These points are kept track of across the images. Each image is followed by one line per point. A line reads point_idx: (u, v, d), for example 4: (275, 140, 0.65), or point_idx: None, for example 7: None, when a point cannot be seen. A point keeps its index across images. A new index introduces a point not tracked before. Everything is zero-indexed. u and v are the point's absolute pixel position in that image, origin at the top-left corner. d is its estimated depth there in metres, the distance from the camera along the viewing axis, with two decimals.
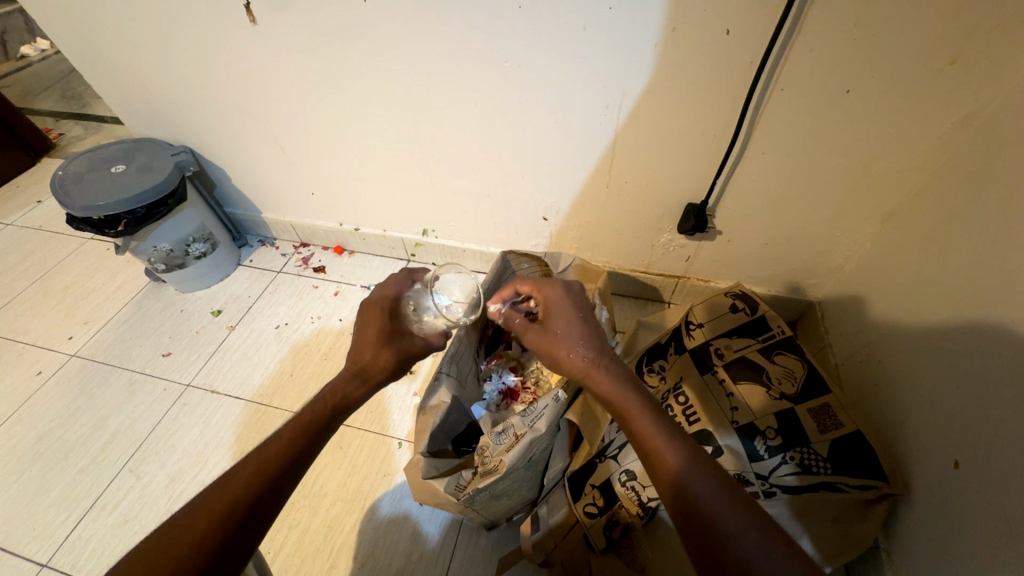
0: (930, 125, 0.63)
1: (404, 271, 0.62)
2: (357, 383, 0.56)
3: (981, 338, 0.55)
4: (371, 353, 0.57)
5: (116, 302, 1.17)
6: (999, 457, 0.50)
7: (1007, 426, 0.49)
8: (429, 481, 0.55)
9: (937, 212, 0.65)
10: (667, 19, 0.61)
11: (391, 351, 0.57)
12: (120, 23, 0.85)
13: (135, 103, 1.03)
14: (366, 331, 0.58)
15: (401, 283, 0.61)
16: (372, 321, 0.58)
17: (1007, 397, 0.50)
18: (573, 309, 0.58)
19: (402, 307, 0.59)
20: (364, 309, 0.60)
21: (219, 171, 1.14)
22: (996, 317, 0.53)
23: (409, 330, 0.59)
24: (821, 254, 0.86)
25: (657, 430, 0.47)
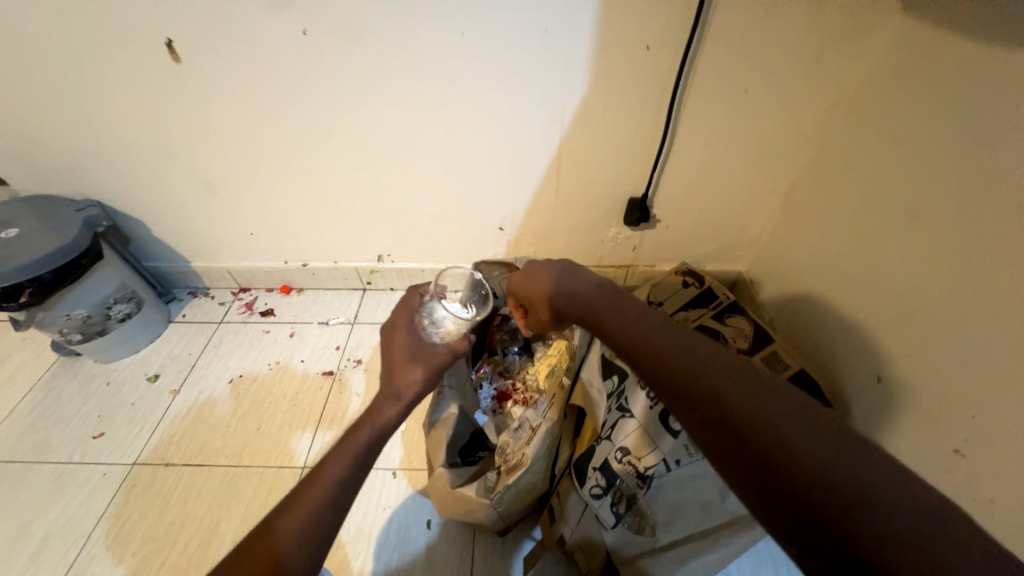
0: (809, 111, 0.78)
1: (409, 291, 0.61)
2: (393, 402, 0.51)
3: (875, 277, 0.69)
4: (399, 369, 0.54)
5: (18, 388, 1.00)
6: (907, 365, 0.63)
7: (910, 340, 0.62)
8: (459, 489, 0.56)
9: (824, 183, 0.80)
10: (596, 39, 0.69)
11: (419, 364, 0.54)
12: (7, 69, 0.76)
13: (22, 156, 0.90)
14: (391, 353, 0.56)
15: (414, 301, 0.60)
16: (393, 340, 0.57)
17: (904, 317, 0.63)
18: (527, 269, 0.64)
19: (418, 320, 0.59)
20: (385, 334, 0.58)
21: (135, 222, 1.03)
22: (885, 258, 0.67)
23: (430, 343, 0.57)
24: (742, 229, 1.00)
25: (641, 332, 0.45)
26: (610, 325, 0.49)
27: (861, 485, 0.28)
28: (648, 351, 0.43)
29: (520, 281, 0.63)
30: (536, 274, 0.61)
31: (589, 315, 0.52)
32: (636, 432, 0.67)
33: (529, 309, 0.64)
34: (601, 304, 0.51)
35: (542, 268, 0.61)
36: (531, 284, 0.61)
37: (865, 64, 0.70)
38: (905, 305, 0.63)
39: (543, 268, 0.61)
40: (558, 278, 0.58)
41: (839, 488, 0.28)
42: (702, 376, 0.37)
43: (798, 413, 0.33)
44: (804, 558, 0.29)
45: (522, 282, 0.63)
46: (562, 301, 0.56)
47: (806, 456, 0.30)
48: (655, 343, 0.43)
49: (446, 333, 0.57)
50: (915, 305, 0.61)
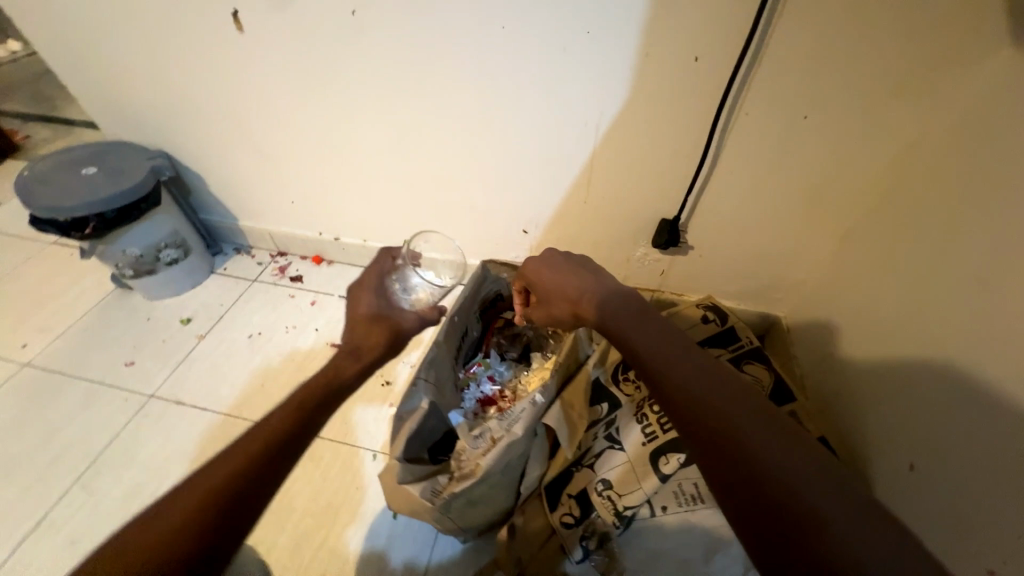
0: (879, 149, 0.68)
1: (381, 254, 0.61)
2: (353, 360, 0.52)
3: (925, 349, 0.59)
4: (363, 329, 0.56)
5: (78, 309, 1.12)
6: (948, 458, 0.53)
7: (953, 428, 0.53)
8: (406, 486, 0.53)
9: (886, 234, 0.70)
10: (640, 45, 0.65)
11: (384, 326, 0.56)
12: (105, 26, 0.85)
13: (112, 106, 1.01)
14: (356, 311, 0.57)
15: (384, 265, 0.61)
16: (360, 301, 0.58)
17: (951, 400, 0.53)
18: (552, 262, 0.60)
19: (387, 283, 0.60)
20: (353, 294, 0.59)
21: (196, 178, 1.12)
22: (939, 329, 0.57)
23: (398, 307, 0.58)
24: (786, 270, 0.91)
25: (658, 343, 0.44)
26: (627, 331, 0.47)
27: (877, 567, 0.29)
28: (659, 367, 0.43)
29: (542, 275, 0.60)
30: (562, 271, 0.58)
31: (608, 318, 0.50)
32: (621, 467, 0.68)
33: (546, 304, 0.60)
34: (623, 310, 0.49)
35: (562, 261, 0.59)
36: (549, 278, 0.59)
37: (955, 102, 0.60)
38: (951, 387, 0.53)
39: (570, 266, 0.58)
40: (579, 275, 0.56)
41: (852, 564, 0.29)
42: (731, 424, 0.37)
43: (826, 481, 0.33)
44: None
45: (544, 275, 0.60)
46: (587, 304, 0.53)
47: (811, 505, 0.32)
48: (669, 361, 0.43)
49: (420, 299, 0.59)
50: (963, 387, 0.52)
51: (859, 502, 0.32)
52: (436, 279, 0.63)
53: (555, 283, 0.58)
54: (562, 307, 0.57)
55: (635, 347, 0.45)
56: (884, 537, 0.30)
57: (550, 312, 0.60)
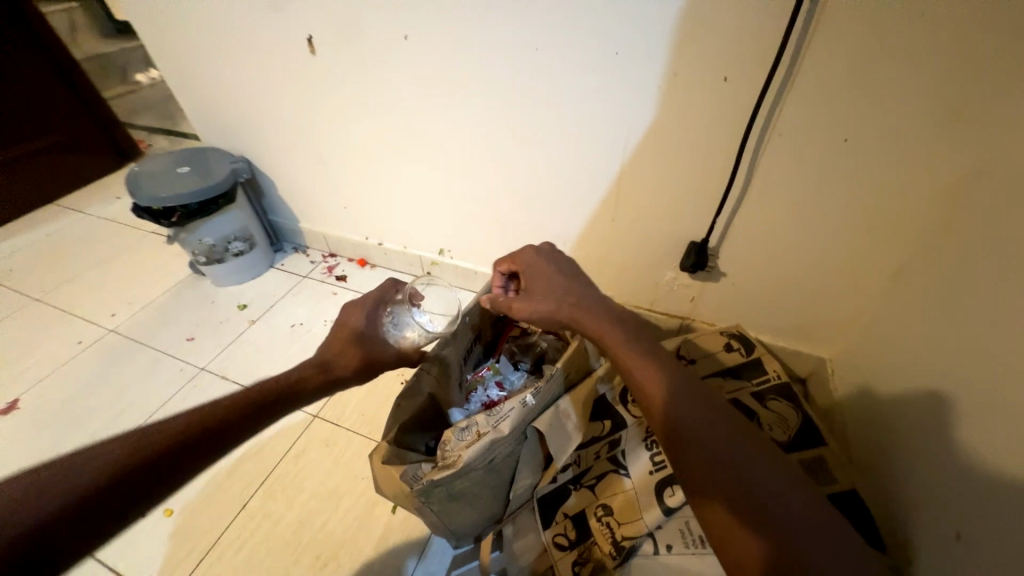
0: (934, 177, 0.62)
1: (386, 282, 0.66)
2: (319, 373, 0.60)
3: (981, 399, 0.51)
4: (341, 348, 0.63)
5: (159, 288, 1.29)
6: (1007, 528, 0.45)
7: (1007, 491, 0.45)
8: (387, 467, 0.52)
9: (940, 270, 0.63)
10: (668, 65, 0.66)
11: (358, 352, 0.63)
12: (210, 50, 1.01)
13: (209, 118, 1.19)
14: (340, 329, 0.64)
15: (385, 292, 0.66)
16: (350, 319, 0.65)
17: (1007, 458, 0.46)
18: (560, 266, 0.58)
19: (382, 313, 0.65)
20: (342, 312, 0.66)
21: (268, 182, 1.27)
22: (998, 378, 0.49)
23: (381, 339, 0.64)
24: (829, 306, 0.84)
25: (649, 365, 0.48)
26: (617, 349, 0.50)
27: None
28: (648, 391, 0.47)
29: (541, 271, 0.57)
30: (569, 278, 0.56)
31: (599, 332, 0.52)
32: (624, 494, 0.66)
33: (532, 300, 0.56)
34: (617, 326, 0.51)
35: (562, 264, 0.58)
36: (551, 278, 0.56)
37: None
38: (1008, 443, 0.46)
39: (576, 276, 0.57)
40: (576, 282, 0.56)
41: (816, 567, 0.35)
42: (727, 453, 0.41)
43: (809, 512, 0.38)
44: None
45: (548, 276, 0.57)
46: (589, 316, 0.52)
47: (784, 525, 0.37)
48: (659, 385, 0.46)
49: (401, 341, 0.63)
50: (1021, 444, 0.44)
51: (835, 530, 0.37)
52: (430, 320, 0.66)
53: (556, 284, 0.56)
54: (556, 308, 0.54)
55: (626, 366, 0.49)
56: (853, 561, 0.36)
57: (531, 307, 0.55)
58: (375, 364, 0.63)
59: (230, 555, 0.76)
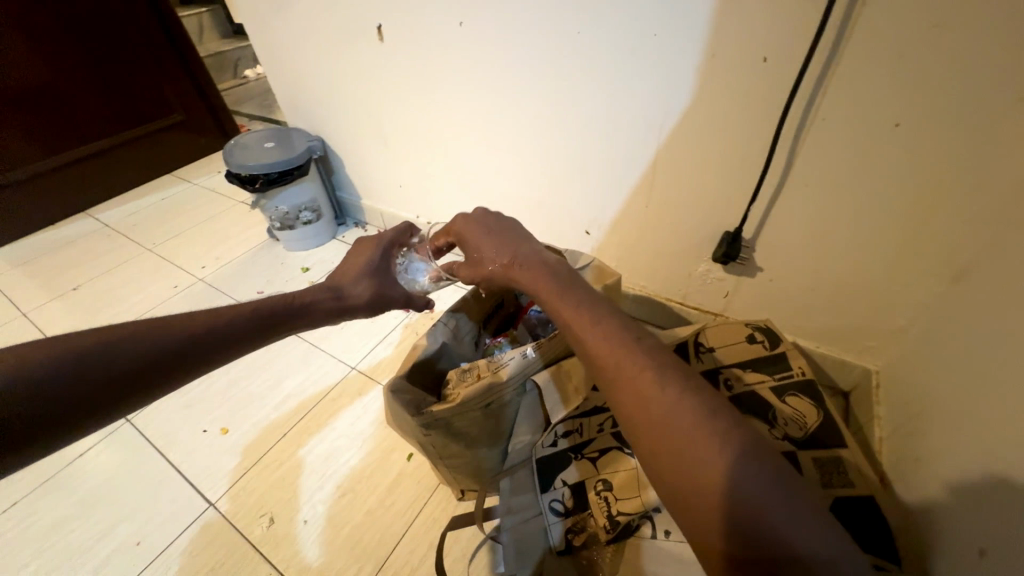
0: (1001, 169, 0.56)
1: (402, 226, 0.76)
2: (332, 297, 0.63)
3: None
4: (353, 277, 0.67)
5: (241, 248, 1.48)
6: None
7: None
8: (391, 396, 0.57)
9: (1000, 273, 0.57)
10: (707, 47, 0.66)
11: (371, 285, 0.67)
12: (298, 39, 1.15)
13: (293, 102, 1.34)
14: (354, 259, 0.70)
15: (399, 232, 0.76)
16: (363, 254, 0.71)
17: None
18: (496, 229, 0.57)
19: (392, 254, 0.74)
20: (359, 244, 0.73)
21: (338, 160, 1.41)
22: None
23: (392, 277, 0.71)
24: (877, 312, 0.78)
25: (575, 309, 0.42)
26: (547, 298, 0.45)
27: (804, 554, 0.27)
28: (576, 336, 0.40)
29: (475, 235, 0.58)
30: (501, 235, 0.55)
31: (531, 285, 0.48)
32: (627, 472, 0.67)
33: (476, 266, 0.57)
34: (545, 275, 0.47)
35: (494, 223, 0.58)
36: (483, 238, 0.56)
37: None
38: None
39: (512, 236, 0.55)
40: (505, 239, 0.55)
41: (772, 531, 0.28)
42: (648, 397, 0.33)
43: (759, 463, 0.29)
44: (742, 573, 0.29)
45: (484, 240, 0.56)
46: (519, 270, 0.50)
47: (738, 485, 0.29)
48: (586, 329, 0.40)
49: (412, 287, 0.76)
50: None
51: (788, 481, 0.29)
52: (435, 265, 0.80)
53: (487, 244, 0.55)
54: (492, 269, 0.53)
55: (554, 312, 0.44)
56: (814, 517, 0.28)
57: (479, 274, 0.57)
58: (386, 298, 0.69)
59: (268, 473, 0.86)
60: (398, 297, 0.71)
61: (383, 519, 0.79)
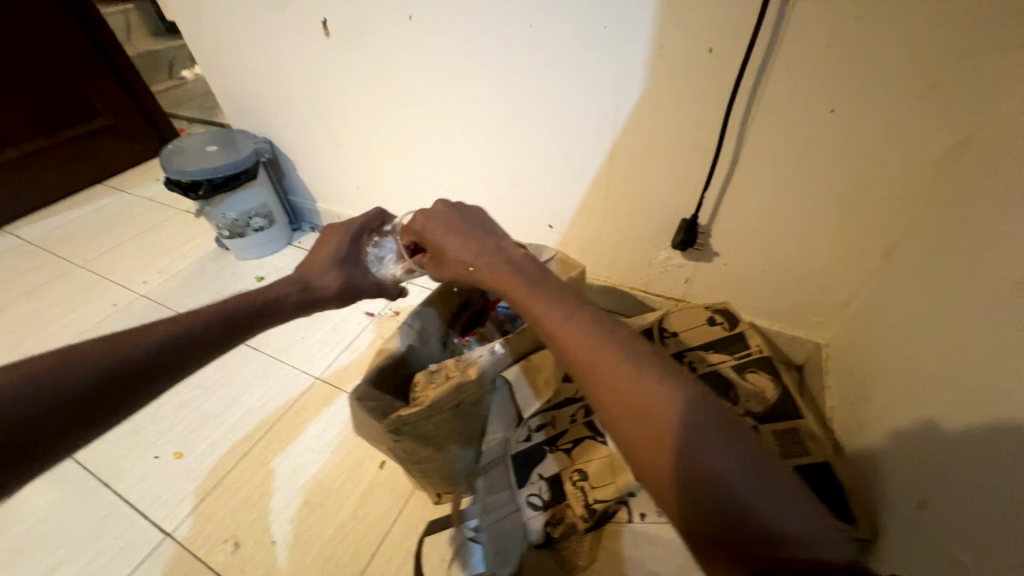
0: (923, 149, 0.61)
1: (373, 213, 0.73)
2: (298, 290, 0.62)
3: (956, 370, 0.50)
4: (320, 267, 0.66)
5: (187, 259, 1.39)
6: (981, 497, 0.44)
7: (971, 454, 0.44)
8: (358, 404, 0.56)
9: (929, 245, 0.62)
10: (653, 39, 0.67)
11: (339, 274, 0.66)
12: (235, 35, 1.08)
13: (235, 102, 1.27)
14: (321, 250, 0.68)
15: (371, 217, 0.73)
16: (331, 243, 0.69)
17: (974, 427, 0.45)
18: (460, 225, 0.54)
19: (364, 242, 0.72)
20: (326, 233, 0.70)
21: (289, 163, 1.35)
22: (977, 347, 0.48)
23: (361, 266, 0.69)
24: (823, 289, 0.83)
25: (541, 303, 0.40)
26: (514, 295, 0.43)
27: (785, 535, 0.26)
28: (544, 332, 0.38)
29: (435, 235, 0.55)
30: (462, 231, 0.52)
31: (496, 282, 0.46)
32: (601, 460, 0.67)
33: (445, 267, 0.55)
34: (510, 271, 0.45)
35: (453, 218, 0.54)
36: (444, 237, 0.53)
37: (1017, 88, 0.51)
38: (978, 410, 0.45)
39: (477, 231, 0.52)
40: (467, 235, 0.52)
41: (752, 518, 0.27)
42: (624, 390, 0.31)
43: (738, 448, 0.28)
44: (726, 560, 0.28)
45: (449, 238, 0.53)
46: (486, 269, 0.47)
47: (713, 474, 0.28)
48: (554, 324, 0.38)
49: (382, 275, 0.71)
50: (990, 407, 0.43)
51: (769, 463, 0.28)
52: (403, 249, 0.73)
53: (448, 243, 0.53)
54: (460, 270, 0.52)
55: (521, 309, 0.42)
56: (797, 496, 0.27)
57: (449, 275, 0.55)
58: (356, 289, 0.67)
59: (229, 494, 0.82)
60: (369, 287, 0.69)
61: (356, 530, 0.76)
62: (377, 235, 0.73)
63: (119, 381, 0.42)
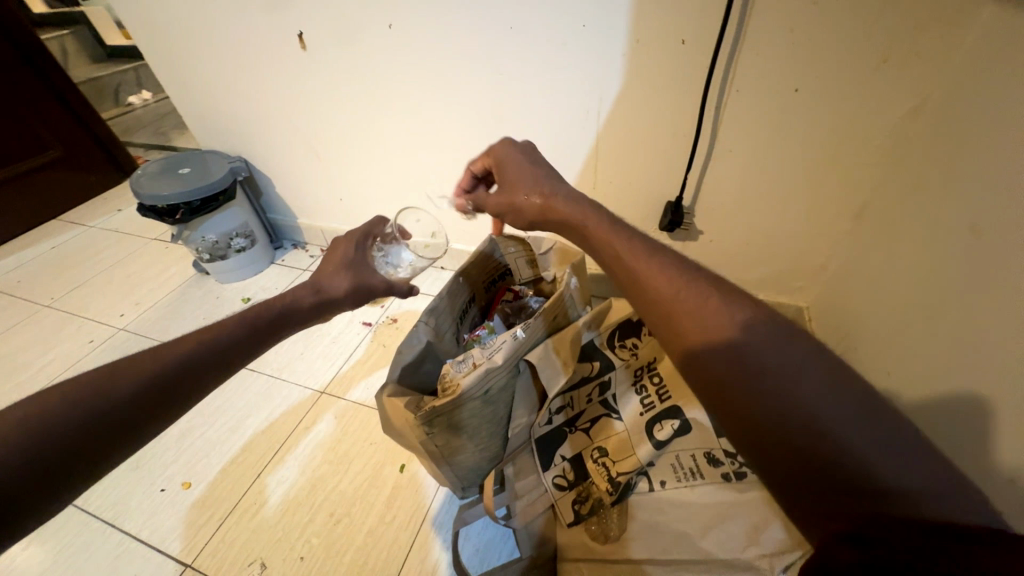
0: (881, 118, 0.68)
1: (375, 218, 0.73)
2: (311, 294, 0.63)
3: (945, 310, 0.56)
4: (329, 271, 0.66)
5: (165, 288, 1.33)
6: (980, 416, 0.49)
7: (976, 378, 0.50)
8: (392, 400, 0.59)
9: (897, 203, 0.69)
10: (631, 33, 0.72)
11: (348, 276, 0.66)
12: (204, 53, 1.06)
13: (205, 122, 1.24)
14: (330, 258, 0.69)
15: (373, 224, 0.73)
16: (339, 248, 0.69)
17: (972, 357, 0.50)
18: (532, 165, 0.57)
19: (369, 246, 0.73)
20: (333, 242, 0.71)
21: (266, 180, 1.32)
22: (961, 289, 0.54)
23: (370, 266, 0.70)
24: (801, 256, 0.90)
25: (629, 248, 0.44)
26: (599, 234, 0.47)
27: (879, 468, 0.26)
28: (630, 270, 0.42)
29: (515, 168, 0.58)
30: (542, 171, 0.56)
31: (579, 221, 0.49)
32: (618, 436, 0.70)
33: (509, 199, 0.57)
34: (596, 212, 0.49)
35: (537, 159, 0.58)
36: (522, 173, 0.56)
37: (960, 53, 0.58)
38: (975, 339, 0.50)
39: (549, 172, 0.55)
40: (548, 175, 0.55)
41: (847, 448, 0.27)
42: (706, 317, 0.36)
43: (831, 390, 0.30)
44: (816, 495, 0.28)
45: (520, 175, 0.56)
46: (561, 201, 0.51)
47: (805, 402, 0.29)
48: (642, 262, 0.41)
49: (390, 274, 0.72)
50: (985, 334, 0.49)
51: (861, 403, 0.29)
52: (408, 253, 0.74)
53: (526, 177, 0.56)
54: (529, 202, 0.54)
55: (606, 247, 0.46)
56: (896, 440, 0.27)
57: (511, 206, 0.57)
58: (367, 287, 0.68)
59: (249, 517, 0.80)
60: (379, 285, 0.70)
61: (387, 536, 0.76)
62: (381, 239, 0.74)
63: (153, 395, 0.42)
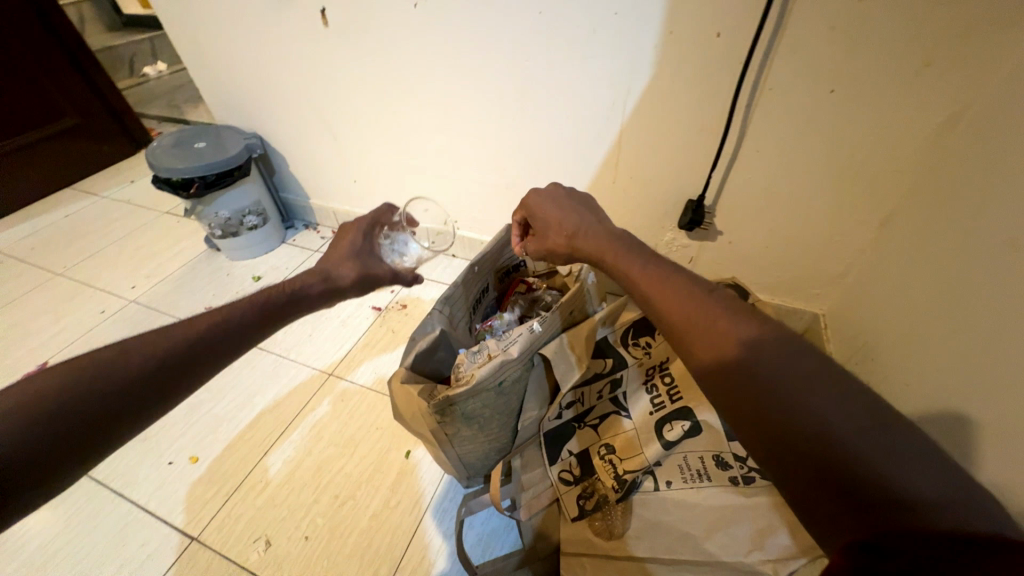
0: (918, 124, 0.66)
1: (384, 207, 0.73)
2: (320, 280, 0.62)
3: (972, 326, 0.54)
4: (337, 260, 0.66)
5: (176, 262, 1.34)
6: (1003, 434, 0.48)
7: (998, 396, 0.49)
8: (408, 384, 0.59)
9: (927, 212, 0.67)
10: (665, 23, 0.70)
11: (355, 265, 0.66)
12: (224, 26, 1.04)
13: (222, 97, 1.23)
14: (337, 246, 0.68)
15: (381, 212, 0.73)
16: (347, 237, 0.69)
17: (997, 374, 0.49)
18: (552, 198, 0.58)
19: (376, 235, 0.72)
20: (340, 231, 0.70)
21: (280, 158, 1.31)
22: (991, 304, 0.52)
23: (376, 256, 0.69)
24: (821, 261, 0.88)
25: (640, 266, 0.43)
26: (612, 259, 0.46)
27: (912, 498, 0.24)
28: (639, 289, 0.41)
29: (540, 207, 0.58)
30: (566, 206, 0.56)
31: (596, 250, 0.49)
32: (626, 434, 0.70)
33: (540, 238, 0.59)
34: (612, 239, 0.48)
35: (562, 196, 0.58)
36: (546, 210, 0.57)
37: (1008, 59, 0.56)
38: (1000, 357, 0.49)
39: (571, 205, 0.56)
40: (570, 208, 0.55)
41: (875, 473, 0.25)
42: (716, 335, 0.34)
43: (857, 410, 0.28)
44: (842, 522, 0.26)
45: (541, 209, 0.57)
46: (583, 236, 0.51)
47: (824, 421, 0.28)
48: (651, 279, 0.40)
49: (396, 262, 0.73)
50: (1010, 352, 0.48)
51: (886, 421, 0.27)
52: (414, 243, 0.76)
53: (551, 215, 0.56)
54: (559, 242, 0.55)
55: (617, 271, 0.45)
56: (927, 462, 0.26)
57: (544, 245, 0.59)
58: (373, 277, 0.67)
59: (256, 493, 0.81)
60: (384, 275, 0.69)
61: (391, 519, 0.76)
62: (388, 228, 0.74)
63: (164, 373, 0.41)
